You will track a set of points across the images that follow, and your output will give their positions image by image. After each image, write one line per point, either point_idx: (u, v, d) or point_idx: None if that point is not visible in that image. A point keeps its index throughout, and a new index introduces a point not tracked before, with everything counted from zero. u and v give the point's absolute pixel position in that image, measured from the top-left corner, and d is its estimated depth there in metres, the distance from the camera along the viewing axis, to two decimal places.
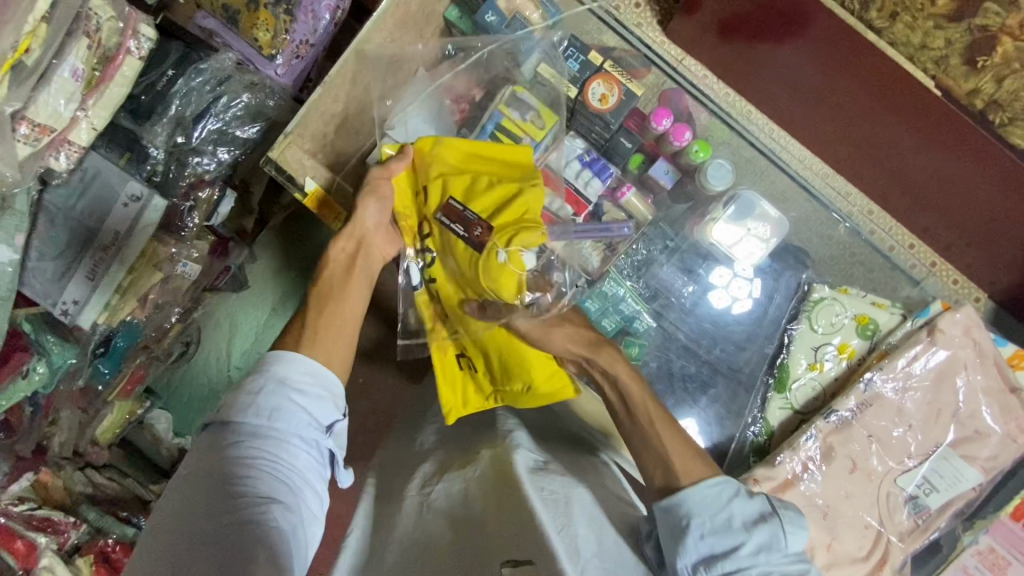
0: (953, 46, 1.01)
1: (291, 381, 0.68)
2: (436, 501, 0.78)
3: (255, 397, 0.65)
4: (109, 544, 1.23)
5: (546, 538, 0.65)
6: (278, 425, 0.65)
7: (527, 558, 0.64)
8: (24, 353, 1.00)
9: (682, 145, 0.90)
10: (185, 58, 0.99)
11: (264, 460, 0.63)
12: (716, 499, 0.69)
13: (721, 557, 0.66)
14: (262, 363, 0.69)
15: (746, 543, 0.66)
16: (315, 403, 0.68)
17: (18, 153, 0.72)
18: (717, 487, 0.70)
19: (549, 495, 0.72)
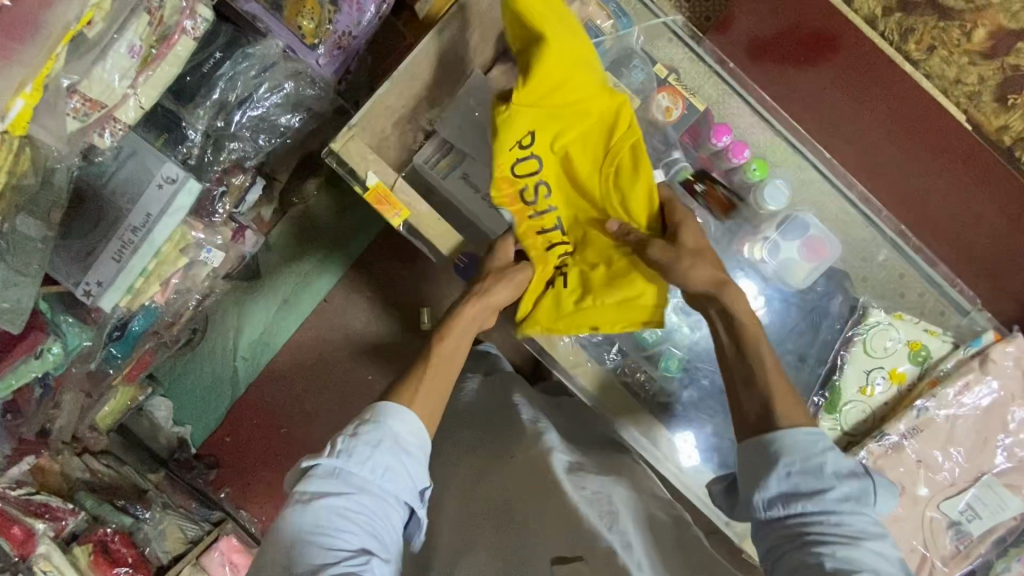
0: (987, 82, 1.12)
1: (405, 440, 0.65)
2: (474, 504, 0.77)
3: (371, 450, 0.63)
4: (109, 534, 1.14)
5: (600, 535, 0.68)
6: (383, 485, 0.63)
7: (578, 554, 0.68)
8: (41, 331, 0.90)
9: (740, 162, 0.91)
10: (234, 42, 0.97)
11: (365, 510, 0.62)
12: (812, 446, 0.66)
13: (807, 498, 0.64)
14: (374, 408, 0.66)
15: (834, 489, 0.63)
16: (419, 471, 0.66)
17: (68, 127, 0.70)
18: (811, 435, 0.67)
19: (591, 495, 0.75)
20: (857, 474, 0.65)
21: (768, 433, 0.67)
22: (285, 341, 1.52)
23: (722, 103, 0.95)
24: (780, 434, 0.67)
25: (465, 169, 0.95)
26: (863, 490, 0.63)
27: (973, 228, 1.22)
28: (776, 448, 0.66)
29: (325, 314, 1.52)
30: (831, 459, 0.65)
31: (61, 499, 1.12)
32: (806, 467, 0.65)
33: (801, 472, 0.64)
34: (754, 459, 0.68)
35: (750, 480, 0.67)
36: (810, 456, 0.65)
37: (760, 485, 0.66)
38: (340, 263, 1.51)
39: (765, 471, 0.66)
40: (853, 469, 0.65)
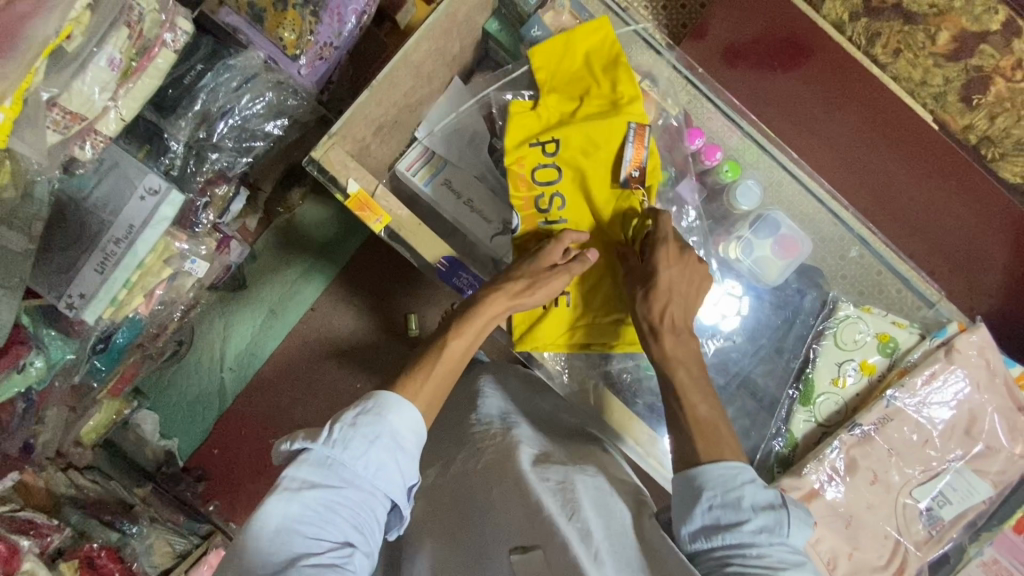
0: (951, 83, 1.15)
1: (401, 437, 0.63)
2: (445, 499, 0.78)
3: (368, 445, 0.61)
4: (95, 548, 1.10)
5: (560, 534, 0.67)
6: (375, 480, 0.61)
7: (535, 544, 0.66)
8: (23, 346, 0.89)
9: (712, 164, 0.94)
10: (216, 53, 0.98)
11: (352, 504, 0.61)
12: (729, 477, 0.66)
13: (724, 529, 0.64)
14: (373, 400, 0.64)
15: (750, 520, 0.63)
16: (410, 470, 0.64)
17: (48, 139, 0.71)
18: (731, 467, 0.67)
19: (556, 486, 0.71)
20: (775, 506, 0.65)
21: (693, 467, 0.68)
22: (273, 351, 1.52)
23: (695, 107, 0.97)
24: (700, 468, 0.67)
25: (447, 175, 0.96)
26: (781, 523, 0.63)
27: (945, 227, 1.24)
28: (699, 482, 0.67)
29: (312, 322, 1.52)
30: (747, 489, 0.65)
31: (45, 516, 1.08)
32: (725, 499, 0.65)
33: (720, 504, 0.65)
34: (680, 493, 0.68)
35: (677, 514, 0.68)
36: (728, 486, 0.65)
37: (684, 520, 0.67)
38: (331, 269, 1.51)
39: (689, 502, 0.67)
40: (770, 501, 0.65)
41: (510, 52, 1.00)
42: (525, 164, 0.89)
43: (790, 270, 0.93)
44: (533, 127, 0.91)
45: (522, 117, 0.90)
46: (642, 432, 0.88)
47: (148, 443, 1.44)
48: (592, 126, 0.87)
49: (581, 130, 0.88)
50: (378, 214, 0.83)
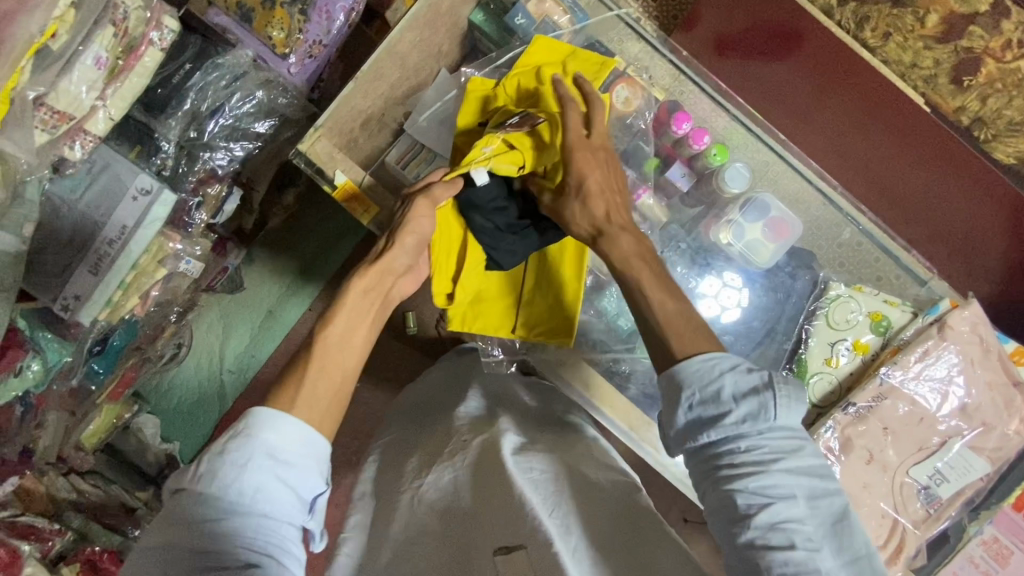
0: (941, 65, 1.12)
1: (289, 450, 0.60)
2: (431, 494, 0.76)
3: (238, 470, 0.57)
4: (96, 552, 1.11)
5: (541, 524, 0.65)
6: (260, 502, 0.57)
7: (519, 544, 0.65)
8: (20, 349, 0.91)
9: (700, 148, 0.93)
10: (204, 53, 0.99)
11: (248, 530, 0.56)
12: (704, 372, 0.63)
13: (709, 426, 0.62)
14: (243, 422, 0.60)
15: (731, 413, 0.61)
16: (307, 480, 0.61)
17: (36, 139, 0.71)
18: (705, 360, 0.64)
19: (536, 477, 0.72)
20: (758, 391, 0.61)
21: (671, 366, 0.65)
22: (271, 352, 1.51)
23: (680, 92, 0.98)
24: (679, 366, 0.65)
25: (438, 167, 0.96)
26: (765, 407, 0.61)
27: (944, 212, 1.24)
28: (677, 381, 0.65)
29: (308, 321, 1.52)
30: (727, 381, 0.62)
31: (45, 520, 1.09)
32: (704, 396, 0.63)
33: (700, 401, 0.63)
34: (663, 391, 0.66)
35: (665, 413, 0.66)
36: (706, 381, 0.63)
37: (672, 418, 0.65)
38: (328, 268, 1.51)
39: (671, 402, 0.65)
40: (752, 385, 0.62)
41: (495, 41, 1.00)
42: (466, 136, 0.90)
43: (783, 252, 0.93)
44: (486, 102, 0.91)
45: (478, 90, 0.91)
46: (639, 420, 0.88)
47: (150, 446, 1.42)
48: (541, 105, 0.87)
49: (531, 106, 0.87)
50: (365, 207, 0.84)
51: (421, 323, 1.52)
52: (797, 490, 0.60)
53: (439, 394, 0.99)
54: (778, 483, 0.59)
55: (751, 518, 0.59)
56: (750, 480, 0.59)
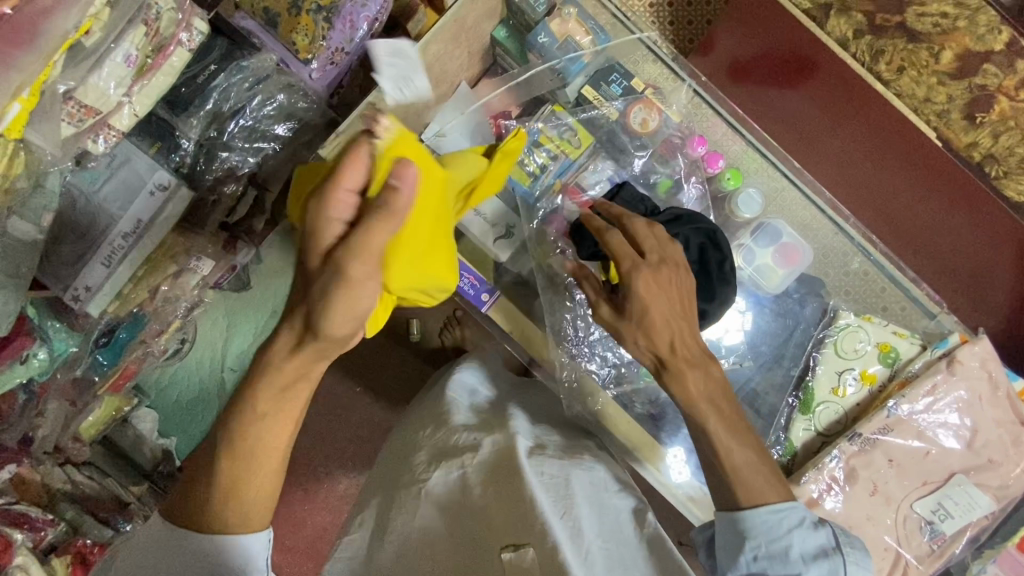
0: (954, 101, 1.15)
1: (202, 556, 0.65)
2: (438, 490, 0.76)
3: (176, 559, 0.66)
4: (88, 545, 1.15)
5: (548, 529, 0.66)
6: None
7: (524, 541, 0.66)
8: (29, 338, 0.90)
9: (714, 172, 0.95)
10: (229, 55, 1.00)
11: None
12: (771, 525, 0.69)
13: None
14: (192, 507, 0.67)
15: (802, 572, 0.68)
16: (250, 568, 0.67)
17: (63, 132, 0.72)
18: (772, 512, 0.69)
19: (549, 480, 0.72)
20: (826, 553, 0.69)
21: (739, 511, 0.70)
22: None
23: (698, 117, 0.98)
24: (744, 514, 0.70)
25: None
26: (834, 567, 0.68)
27: (955, 243, 1.24)
28: (745, 529, 0.70)
29: None
30: (795, 538, 0.69)
31: (40, 510, 1.12)
32: (772, 550, 0.68)
33: (765, 555, 0.68)
34: (723, 532, 0.72)
35: (722, 558, 0.72)
36: (773, 532, 0.69)
37: (729, 565, 0.71)
38: None
39: (735, 547, 0.70)
40: (821, 547, 0.69)
41: (516, 59, 1.03)
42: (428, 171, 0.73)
43: (792, 279, 0.93)
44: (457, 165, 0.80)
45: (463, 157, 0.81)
46: (646, 442, 0.90)
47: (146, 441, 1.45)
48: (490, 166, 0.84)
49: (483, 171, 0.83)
50: None
51: (425, 332, 1.52)
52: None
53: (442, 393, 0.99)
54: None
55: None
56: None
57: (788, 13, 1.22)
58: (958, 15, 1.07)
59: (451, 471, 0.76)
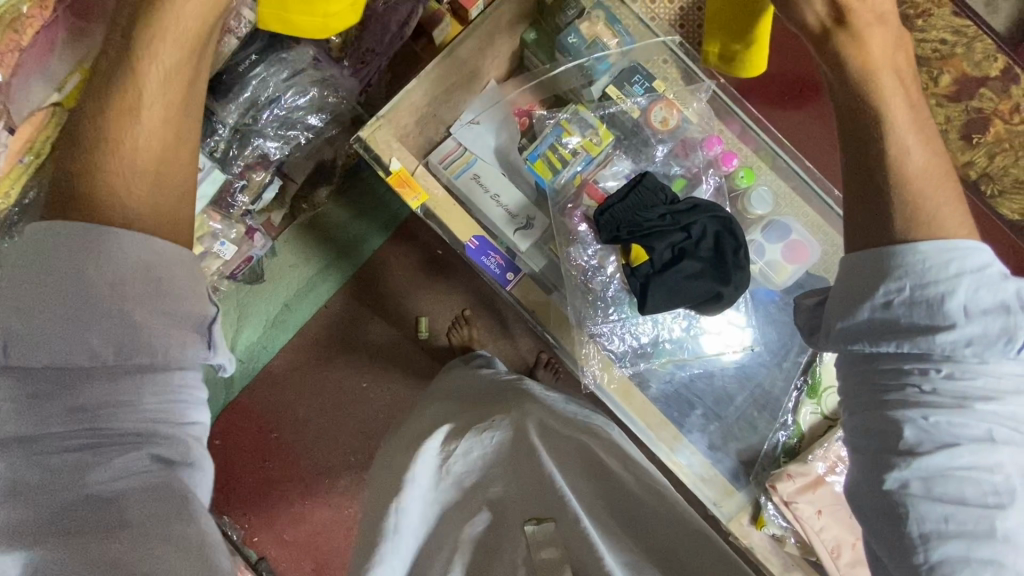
0: (952, 123, 1.22)
1: (86, 356, 0.53)
2: (459, 466, 0.77)
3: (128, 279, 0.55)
4: None
5: (568, 497, 0.66)
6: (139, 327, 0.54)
7: (550, 516, 0.66)
8: None
9: (727, 171, 1.00)
10: (268, 46, 1.02)
11: (133, 476, 0.53)
12: (938, 268, 0.57)
13: (921, 339, 0.57)
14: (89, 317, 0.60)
15: (958, 333, 0.55)
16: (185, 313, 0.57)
17: None
18: (948, 252, 0.57)
19: (565, 463, 0.77)
20: (1003, 313, 0.55)
21: (888, 247, 0.60)
22: (281, 346, 1.54)
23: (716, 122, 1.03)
24: (898, 252, 0.59)
25: (477, 170, 0.99)
26: (1008, 331, 0.54)
27: None
28: (892, 265, 0.59)
29: (326, 315, 1.55)
30: (961, 288, 0.56)
31: None
32: (919, 298, 0.57)
33: (906, 300, 0.57)
34: (851, 271, 0.62)
35: (840, 305, 0.62)
36: (929, 275, 0.57)
37: (850, 314, 0.61)
38: (351, 265, 1.54)
39: (869, 288, 0.60)
40: (997, 305, 0.55)
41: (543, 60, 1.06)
42: None
43: (799, 275, 0.98)
44: None
45: None
46: (663, 426, 0.93)
47: None
48: None
49: None
50: (417, 192, 0.91)
51: (434, 329, 1.55)
52: (995, 433, 0.56)
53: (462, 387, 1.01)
54: (970, 421, 0.56)
55: (925, 452, 0.56)
56: (934, 410, 0.56)
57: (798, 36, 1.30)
58: (956, 42, 1.20)
59: (472, 449, 0.78)
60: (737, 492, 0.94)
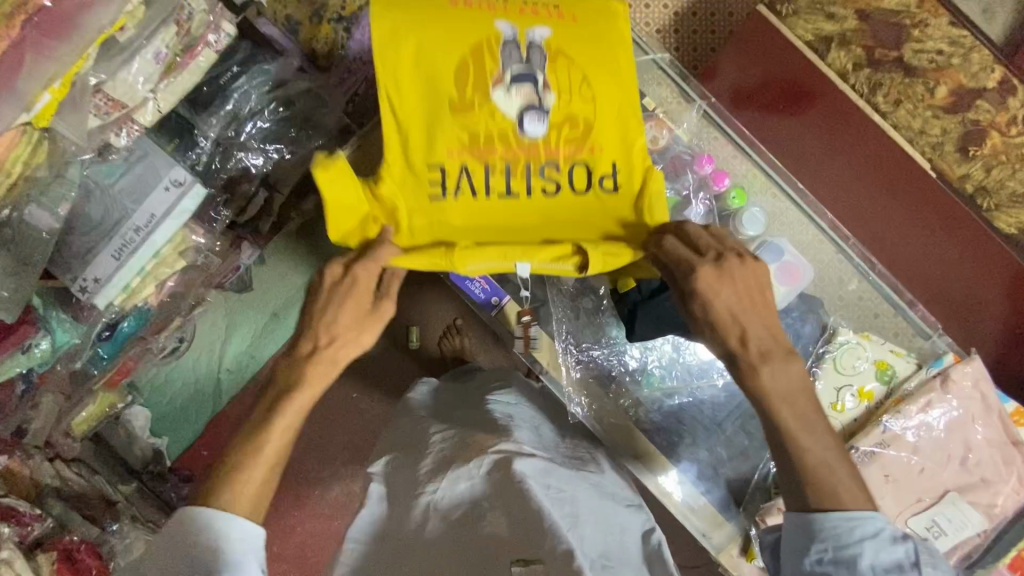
0: (949, 134, 1.23)
1: None
2: (445, 502, 0.75)
3: None
4: (75, 542, 1.07)
5: (561, 537, 0.66)
6: None
7: (536, 557, 0.67)
8: (31, 326, 0.91)
9: (720, 190, 0.98)
10: (251, 58, 1.03)
11: None
12: (847, 530, 0.67)
13: (843, 556, 0.66)
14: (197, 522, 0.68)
15: (864, 554, 0.65)
16: (231, 543, 0.68)
17: (89, 124, 0.74)
18: (851, 518, 0.67)
19: (555, 495, 0.72)
20: (903, 567, 0.64)
21: (812, 511, 0.69)
22: (269, 356, 1.52)
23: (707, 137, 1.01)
24: (816, 516, 0.68)
25: None
26: None
27: (947, 276, 1.26)
28: (812, 530, 0.68)
29: (315, 326, 1.52)
30: (867, 550, 0.65)
31: (27, 505, 1.07)
32: (839, 555, 0.66)
33: (831, 561, 0.66)
34: (790, 534, 0.70)
35: (789, 550, 0.70)
36: (844, 541, 0.66)
37: (794, 563, 0.68)
38: None
39: (800, 550, 0.68)
40: (896, 561, 0.64)
41: None
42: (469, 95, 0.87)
43: (792, 296, 0.95)
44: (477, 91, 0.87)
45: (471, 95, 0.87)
46: (658, 461, 0.94)
47: (137, 440, 1.45)
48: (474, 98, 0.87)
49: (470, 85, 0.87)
50: (400, 215, 0.89)
51: (425, 340, 1.53)
52: None
53: (454, 404, 0.98)
54: None
55: None
56: None
57: (790, 44, 1.26)
58: (952, 52, 1.20)
59: (458, 482, 0.76)
60: (726, 522, 0.93)
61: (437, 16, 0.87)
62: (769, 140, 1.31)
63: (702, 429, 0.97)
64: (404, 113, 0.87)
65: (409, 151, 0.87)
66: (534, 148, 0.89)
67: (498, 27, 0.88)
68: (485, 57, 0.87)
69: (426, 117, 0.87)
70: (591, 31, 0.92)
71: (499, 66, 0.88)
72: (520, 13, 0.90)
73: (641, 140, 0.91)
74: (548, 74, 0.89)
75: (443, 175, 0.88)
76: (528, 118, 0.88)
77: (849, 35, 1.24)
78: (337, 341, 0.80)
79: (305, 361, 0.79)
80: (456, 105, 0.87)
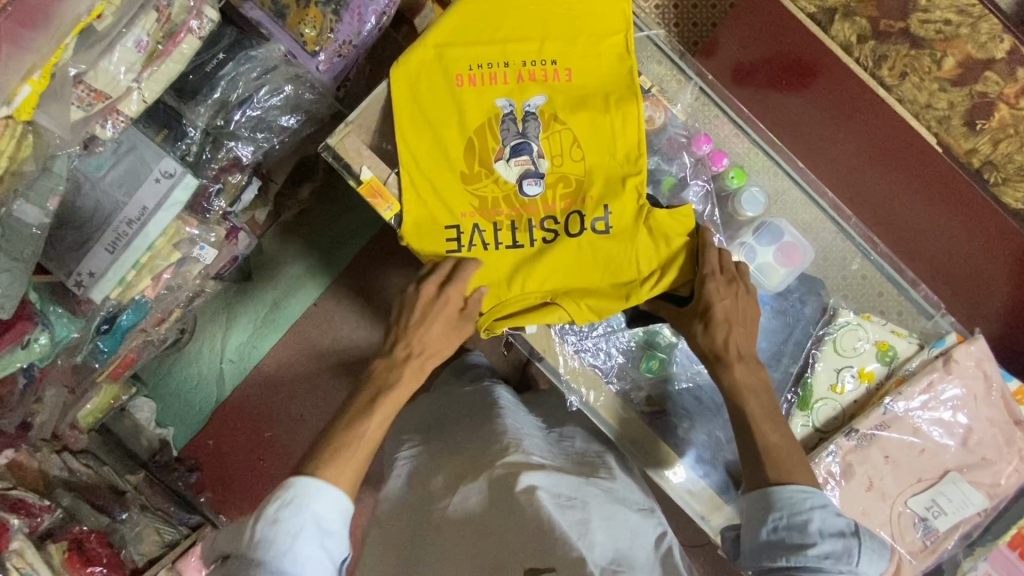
0: (955, 108, 1.17)
1: None
2: (456, 513, 0.77)
3: None
4: (84, 531, 1.09)
5: (571, 544, 0.67)
6: None
7: (549, 566, 0.67)
8: (29, 322, 0.88)
9: (718, 170, 0.96)
10: (238, 44, 1.01)
11: None
12: (797, 501, 0.70)
13: (793, 532, 0.69)
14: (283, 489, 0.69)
15: (810, 523, 0.68)
16: (326, 511, 0.69)
17: (72, 116, 0.73)
18: (799, 491, 0.71)
19: (565, 502, 0.73)
20: (845, 535, 0.68)
21: (770, 485, 0.72)
22: (271, 346, 1.52)
23: (706, 116, 0.99)
24: (773, 488, 0.72)
25: None
26: (849, 552, 0.67)
27: (948, 249, 1.25)
28: (770, 499, 0.72)
29: (315, 315, 1.52)
30: (816, 517, 0.69)
31: (36, 496, 1.07)
32: (791, 522, 0.69)
33: (784, 527, 0.69)
34: (750, 507, 0.74)
35: (747, 528, 0.73)
36: (796, 510, 0.70)
37: (752, 535, 0.72)
38: (338, 264, 1.51)
39: (757, 521, 0.72)
40: (840, 528, 0.68)
41: None
42: (470, 103, 0.89)
43: (792, 278, 0.94)
44: (478, 97, 0.89)
45: (469, 98, 0.89)
46: (672, 458, 0.92)
47: (144, 431, 1.45)
48: (476, 105, 0.89)
49: (471, 92, 0.89)
50: (391, 202, 0.87)
51: None
52: None
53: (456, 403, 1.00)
54: None
55: None
56: None
57: (791, 17, 1.23)
58: (961, 21, 1.10)
59: (471, 489, 0.77)
60: (725, 505, 0.92)
61: (446, 104, 0.89)
62: (769, 120, 1.28)
63: (701, 413, 0.97)
64: (419, 181, 0.88)
65: (420, 202, 0.88)
66: (534, 207, 0.89)
67: (497, 103, 0.89)
68: (487, 135, 0.88)
69: (435, 187, 0.88)
70: (589, 65, 0.90)
71: (499, 143, 0.88)
72: (521, 78, 0.90)
73: (639, 174, 0.88)
74: (543, 142, 0.89)
75: (439, 173, 0.88)
76: (527, 182, 0.88)
77: (854, 6, 1.18)
78: (429, 350, 0.82)
79: (399, 365, 0.81)
80: (467, 179, 0.88)
